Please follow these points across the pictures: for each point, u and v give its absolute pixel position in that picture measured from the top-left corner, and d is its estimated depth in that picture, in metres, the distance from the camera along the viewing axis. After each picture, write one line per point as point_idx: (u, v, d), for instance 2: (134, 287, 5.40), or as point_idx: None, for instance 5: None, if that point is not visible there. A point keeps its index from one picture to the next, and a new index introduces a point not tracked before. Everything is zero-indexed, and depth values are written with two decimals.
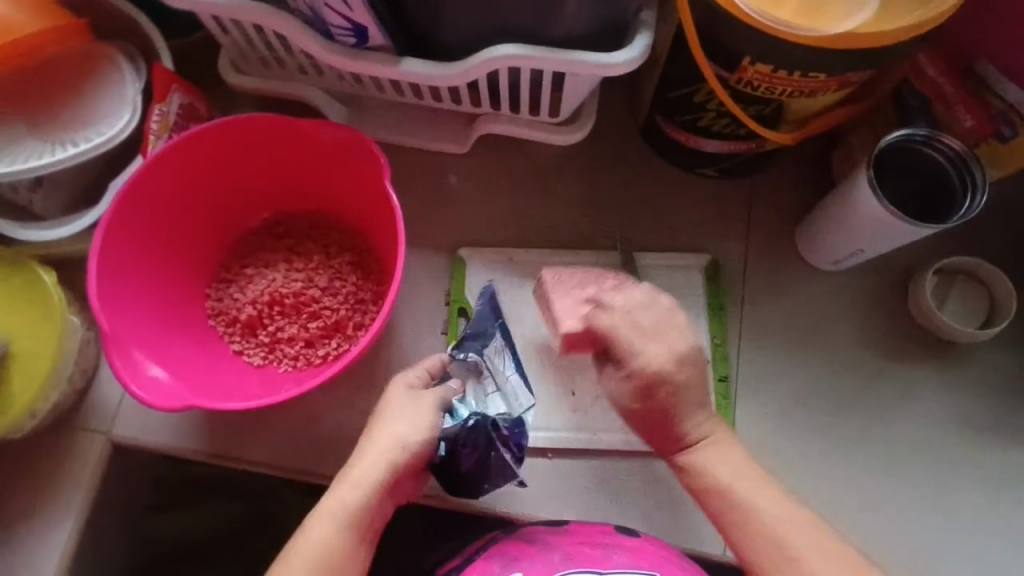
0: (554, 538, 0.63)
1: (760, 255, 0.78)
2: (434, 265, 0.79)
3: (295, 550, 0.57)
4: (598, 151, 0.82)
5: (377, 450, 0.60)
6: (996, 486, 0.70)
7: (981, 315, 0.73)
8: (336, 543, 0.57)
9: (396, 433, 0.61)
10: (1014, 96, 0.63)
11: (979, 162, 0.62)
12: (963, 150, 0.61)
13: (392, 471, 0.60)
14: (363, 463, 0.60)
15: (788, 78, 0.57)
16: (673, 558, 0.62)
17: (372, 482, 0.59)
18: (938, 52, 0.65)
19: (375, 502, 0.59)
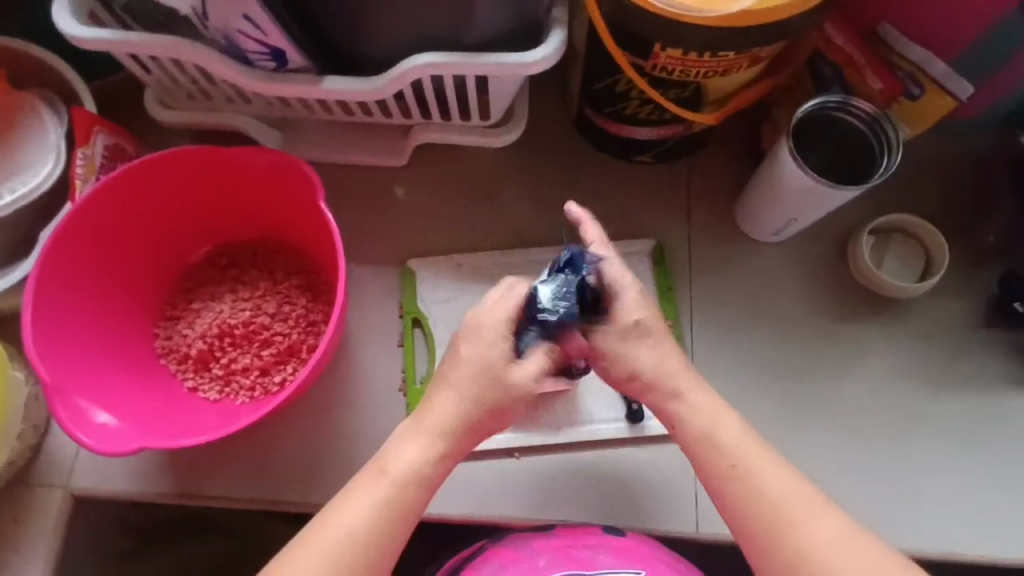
0: (541, 543, 0.65)
1: (703, 234, 0.80)
2: (384, 279, 0.79)
3: (359, 487, 0.58)
4: (536, 149, 0.83)
5: (477, 361, 0.59)
6: (951, 431, 0.72)
7: (918, 269, 0.75)
8: (397, 493, 0.58)
9: (485, 356, 0.59)
10: (918, 55, 0.65)
11: (892, 122, 0.63)
12: (876, 112, 0.63)
13: (484, 372, 0.59)
14: (431, 414, 0.60)
15: (698, 59, 0.59)
16: (655, 552, 0.65)
17: (439, 435, 0.59)
18: (842, 19, 0.67)
19: (439, 458, 0.59)
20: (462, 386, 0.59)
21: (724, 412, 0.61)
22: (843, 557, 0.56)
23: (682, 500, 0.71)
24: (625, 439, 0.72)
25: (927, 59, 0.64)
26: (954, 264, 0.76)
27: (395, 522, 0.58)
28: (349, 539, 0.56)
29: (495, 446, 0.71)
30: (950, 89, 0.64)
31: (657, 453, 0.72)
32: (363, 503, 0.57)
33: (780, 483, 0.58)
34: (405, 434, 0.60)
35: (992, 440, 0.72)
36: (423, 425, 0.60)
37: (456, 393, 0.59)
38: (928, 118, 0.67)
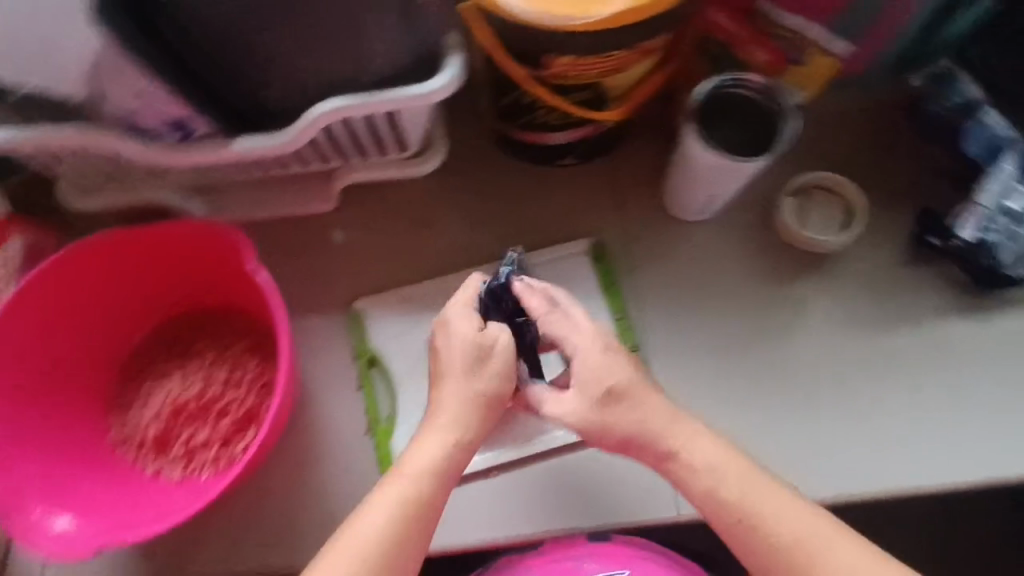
0: (530, 561, 0.73)
1: (636, 224, 0.82)
2: (333, 325, 0.78)
3: (386, 488, 0.62)
4: (463, 171, 0.83)
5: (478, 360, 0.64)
6: (898, 370, 0.76)
7: (841, 221, 0.78)
8: (415, 494, 0.61)
9: (484, 355, 0.64)
10: (795, 23, 0.66)
11: (785, 90, 0.66)
12: (768, 84, 0.65)
13: (484, 366, 0.64)
14: (445, 417, 0.64)
15: (591, 62, 0.60)
16: (634, 551, 0.73)
17: (452, 437, 0.63)
18: (720, 4, 0.67)
19: (454, 458, 0.63)
20: (471, 382, 0.63)
21: (733, 458, 0.63)
22: (840, 561, 0.60)
23: (660, 488, 0.72)
24: None
25: (803, 26, 0.65)
26: (875, 210, 0.79)
27: (423, 514, 0.61)
28: (378, 540, 0.59)
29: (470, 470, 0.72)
30: (829, 49, 0.66)
31: None
32: (388, 497, 0.61)
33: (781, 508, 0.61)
34: (422, 438, 0.64)
35: (938, 372, 0.75)
36: (437, 427, 0.64)
37: (466, 392, 0.64)
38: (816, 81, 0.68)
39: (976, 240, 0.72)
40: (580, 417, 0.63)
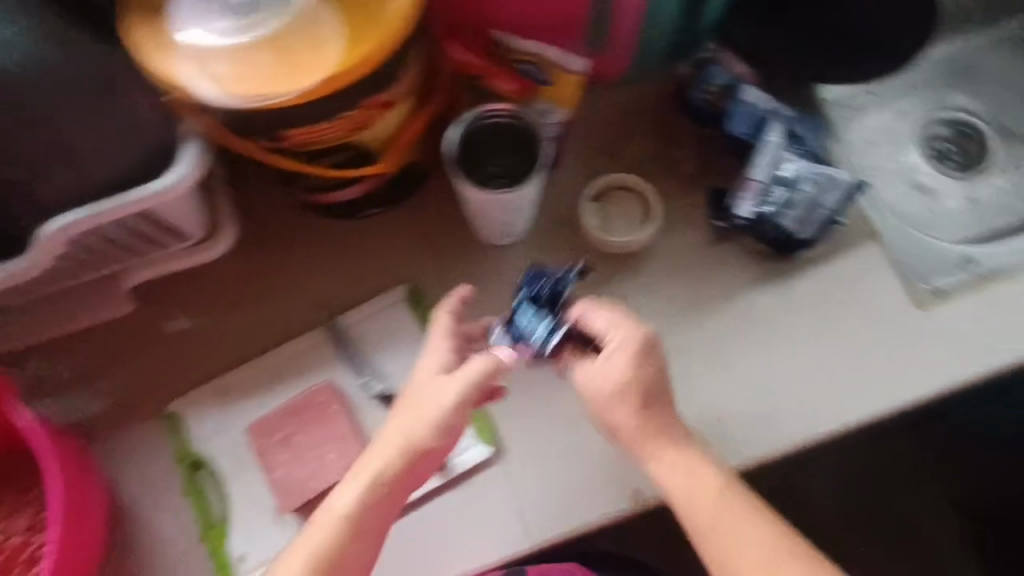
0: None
1: (449, 258, 0.79)
2: (151, 434, 0.74)
3: (315, 529, 0.62)
4: (258, 241, 0.78)
5: (428, 387, 0.66)
6: (728, 350, 0.76)
7: (641, 217, 0.79)
8: (331, 543, 0.61)
9: (434, 388, 0.66)
10: (534, 48, 0.66)
11: (533, 112, 0.66)
12: (514, 111, 0.66)
13: (433, 395, 0.65)
14: (365, 462, 0.64)
15: (319, 126, 0.58)
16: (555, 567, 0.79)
17: (375, 479, 0.64)
18: (457, 41, 0.68)
19: (375, 503, 0.63)
20: (416, 412, 0.65)
21: (699, 468, 0.65)
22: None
23: (511, 519, 0.73)
24: (440, 485, 0.74)
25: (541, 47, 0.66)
26: (675, 198, 0.80)
27: (349, 546, 0.62)
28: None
29: None
30: (571, 67, 0.67)
31: (474, 485, 0.74)
32: (315, 538, 0.62)
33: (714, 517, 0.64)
34: (343, 487, 0.64)
35: (768, 342, 0.76)
36: (361, 473, 0.64)
37: (409, 420, 0.65)
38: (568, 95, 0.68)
39: (754, 216, 0.75)
40: (602, 403, 0.67)
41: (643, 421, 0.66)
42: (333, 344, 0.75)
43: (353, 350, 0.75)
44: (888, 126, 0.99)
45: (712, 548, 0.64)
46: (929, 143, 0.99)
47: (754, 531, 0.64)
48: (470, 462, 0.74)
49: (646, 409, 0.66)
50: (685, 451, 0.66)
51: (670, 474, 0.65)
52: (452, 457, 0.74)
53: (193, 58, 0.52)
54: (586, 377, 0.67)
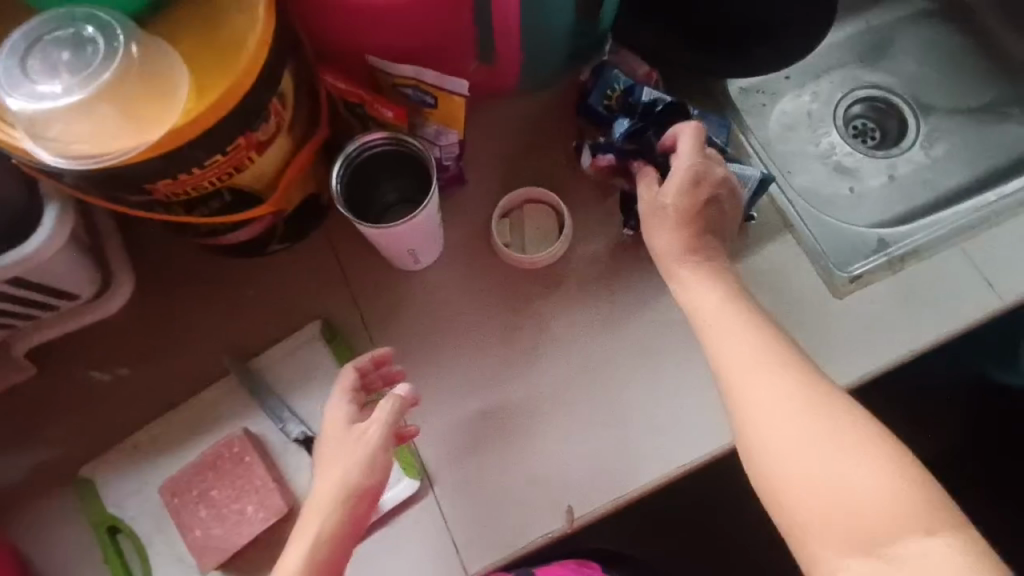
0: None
1: (365, 290, 0.78)
2: (63, 502, 0.71)
3: None
4: (167, 288, 0.77)
5: (348, 441, 0.62)
6: (652, 355, 0.74)
7: (554, 228, 0.78)
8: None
9: (354, 444, 0.61)
10: (410, 72, 0.64)
11: (415, 137, 0.65)
12: (393, 138, 0.64)
13: (351, 452, 0.61)
14: (304, 521, 0.59)
15: (187, 178, 0.56)
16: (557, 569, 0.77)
17: (317, 535, 0.58)
18: (338, 71, 0.67)
19: (330, 548, 0.59)
20: (340, 470, 0.61)
21: (722, 301, 0.62)
22: (809, 457, 0.52)
23: (446, 552, 0.70)
24: (370, 526, 0.71)
25: (420, 73, 0.64)
26: (585, 206, 0.79)
27: None
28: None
29: None
30: (451, 89, 0.65)
31: (405, 521, 0.71)
32: None
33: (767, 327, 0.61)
34: (288, 552, 0.59)
35: (692, 347, 0.74)
36: (302, 535, 0.59)
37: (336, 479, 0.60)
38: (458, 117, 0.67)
39: None
40: (648, 219, 0.68)
41: (688, 243, 0.66)
42: (247, 388, 0.74)
43: (269, 393, 0.74)
44: (806, 110, 0.98)
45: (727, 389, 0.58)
46: (849, 123, 0.99)
47: (771, 398, 0.55)
48: (397, 498, 0.71)
49: (709, 233, 0.67)
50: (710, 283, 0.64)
51: (694, 305, 0.63)
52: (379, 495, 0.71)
53: (28, 123, 0.50)
54: (648, 198, 0.68)
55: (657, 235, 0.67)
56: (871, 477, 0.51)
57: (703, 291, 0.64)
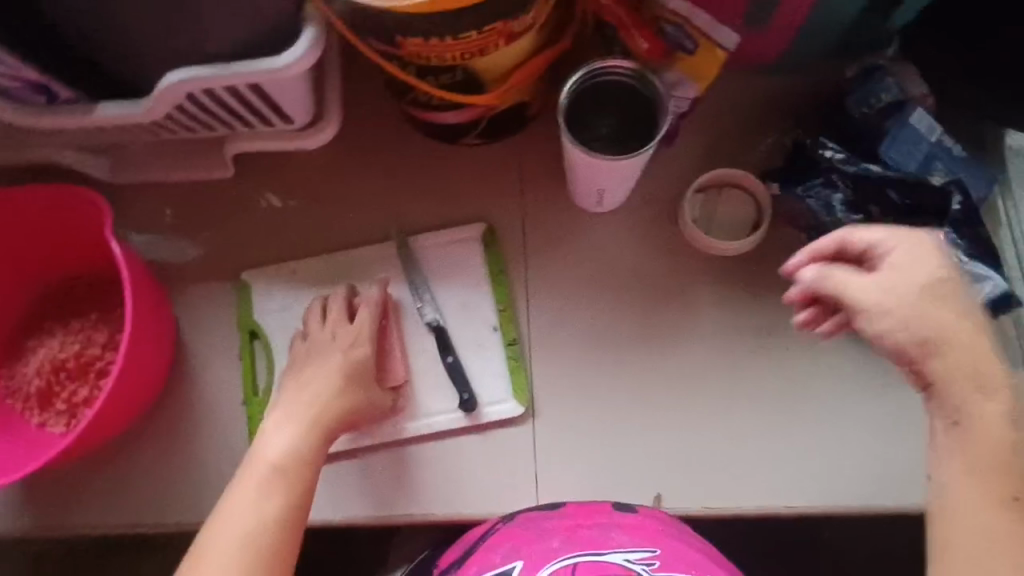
0: (552, 524, 0.63)
1: (536, 210, 0.78)
2: (219, 294, 0.78)
3: (245, 481, 0.63)
4: (361, 143, 0.81)
5: (335, 351, 0.71)
6: (785, 382, 0.72)
7: (749, 221, 0.73)
8: (280, 478, 0.63)
9: (348, 356, 0.71)
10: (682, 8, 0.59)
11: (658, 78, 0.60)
12: (636, 70, 0.60)
13: (344, 365, 0.70)
14: (306, 417, 0.67)
15: (444, 43, 0.56)
16: (671, 533, 0.61)
17: (309, 432, 0.66)
18: None
19: (314, 446, 0.66)
20: (331, 372, 0.69)
21: (966, 333, 0.52)
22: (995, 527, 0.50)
23: (525, 478, 0.72)
24: (464, 427, 0.73)
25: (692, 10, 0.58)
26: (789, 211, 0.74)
27: (290, 495, 0.63)
28: (246, 531, 0.60)
29: (336, 448, 0.73)
30: (719, 41, 0.59)
31: (498, 435, 0.73)
32: (249, 492, 0.62)
33: (994, 423, 0.51)
34: (273, 435, 0.66)
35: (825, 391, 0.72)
36: (297, 426, 0.66)
37: (330, 378, 0.69)
38: (708, 72, 0.61)
39: None
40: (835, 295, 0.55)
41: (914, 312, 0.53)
42: (399, 260, 0.77)
43: (416, 271, 0.76)
44: None
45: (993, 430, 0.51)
46: None
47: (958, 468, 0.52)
48: (499, 412, 0.73)
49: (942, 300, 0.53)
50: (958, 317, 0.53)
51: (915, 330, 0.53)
52: (484, 405, 0.73)
53: None
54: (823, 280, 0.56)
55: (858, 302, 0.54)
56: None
57: (945, 365, 0.52)
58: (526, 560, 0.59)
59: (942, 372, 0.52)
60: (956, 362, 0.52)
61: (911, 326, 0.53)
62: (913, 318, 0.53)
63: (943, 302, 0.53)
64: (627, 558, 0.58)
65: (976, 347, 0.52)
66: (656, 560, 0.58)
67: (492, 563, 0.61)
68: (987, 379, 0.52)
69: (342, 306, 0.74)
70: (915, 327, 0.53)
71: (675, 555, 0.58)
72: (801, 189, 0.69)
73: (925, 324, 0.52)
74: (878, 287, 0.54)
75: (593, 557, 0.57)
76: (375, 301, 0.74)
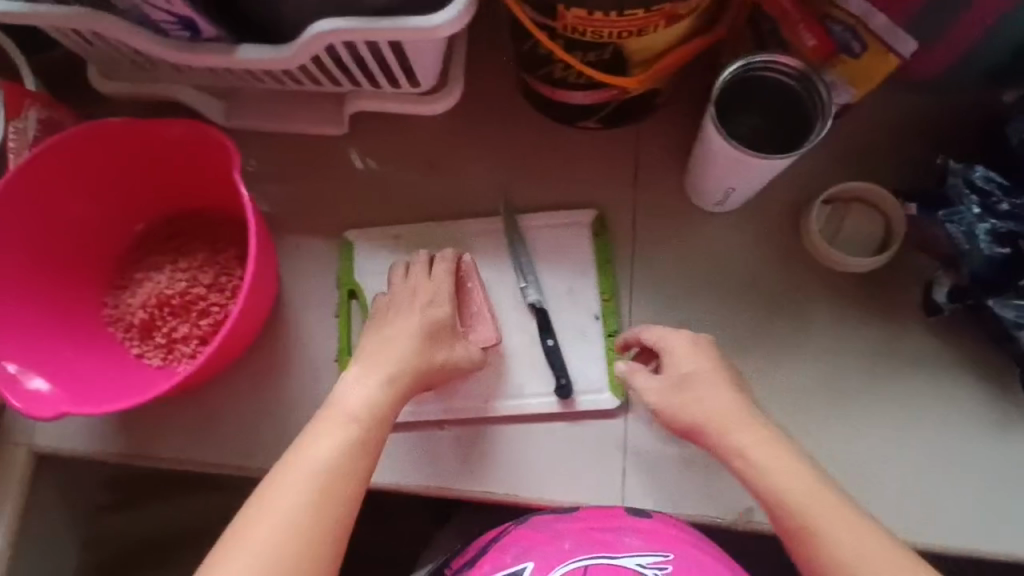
0: (565, 526, 0.63)
1: (649, 202, 0.76)
2: (323, 251, 0.79)
3: (315, 432, 0.61)
4: (476, 115, 0.80)
5: (412, 309, 0.70)
6: (892, 412, 0.70)
7: (876, 241, 0.71)
8: (356, 428, 0.62)
9: (428, 316, 0.69)
10: (860, 8, 0.56)
11: (825, 80, 0.57)
12: (803, 69, 0.57)
13: (423, 323, 0.69)
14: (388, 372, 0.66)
15: (605, 19, 0.55)
16: (685, 538, 0.62)
17: (391, 386, 0.65)
18: None
19: (389, 400, 0.65)
20: (410, 330, 0.68)
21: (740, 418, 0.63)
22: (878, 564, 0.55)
23: (612, 473, 0.71)
24: (556, 413, 0.72)
25: (869, 10, 0.55)
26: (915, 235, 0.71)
27: (360, 453, 0.61)
28: (319, 474, 0.59)
29: (425, 417, 0.73)
30: (892, 47, 0.56)
31: (589, 426, 0.72)
32: (319, 444, 0.61)
33: (772, 464, 0.61)
34: (352, 384, 0.65)
35: (933, 426, 0.69)
36: (378, 378, 0.65)
37: (408, 338, 0.68)
38: (872, 79, 0.58)
39: (948, 303, 0.68)
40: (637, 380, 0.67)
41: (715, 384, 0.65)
42: (507, 237, 0.76)
43: (522, 250, 0.75)
44: None
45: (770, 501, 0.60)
46: None
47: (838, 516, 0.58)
48: (593, 403, 0.72)
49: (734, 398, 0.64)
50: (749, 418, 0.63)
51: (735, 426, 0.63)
52: (579, 393, 0.72)
53: None
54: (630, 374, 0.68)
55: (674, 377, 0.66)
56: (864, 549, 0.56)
57: (722, 438, 0.63)
58: (538, 561, 0.61)
59: (747, 443, 0.62)
60: (737, 432, 0.63)
61: (687, 407, 0.65)
62: (674, 406, 0.65)
63: (712, 387, 0.65)
64: (640, 562, 0.60)
65: (729, 418, 0.63)
66: (670, 565, 0.60)
67: (504, 563, 0.62)
68: (762, 438, 0.62)
69: (422, 262, 0.73)
70: (685, 411, 0.65)
71: (685, 563, 0.60)
72: (944, 213, 0.65)
73: (709, 405, 0.64)
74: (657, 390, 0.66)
75: (607, 560, 0.60)
76: (449, 263, 0.73)
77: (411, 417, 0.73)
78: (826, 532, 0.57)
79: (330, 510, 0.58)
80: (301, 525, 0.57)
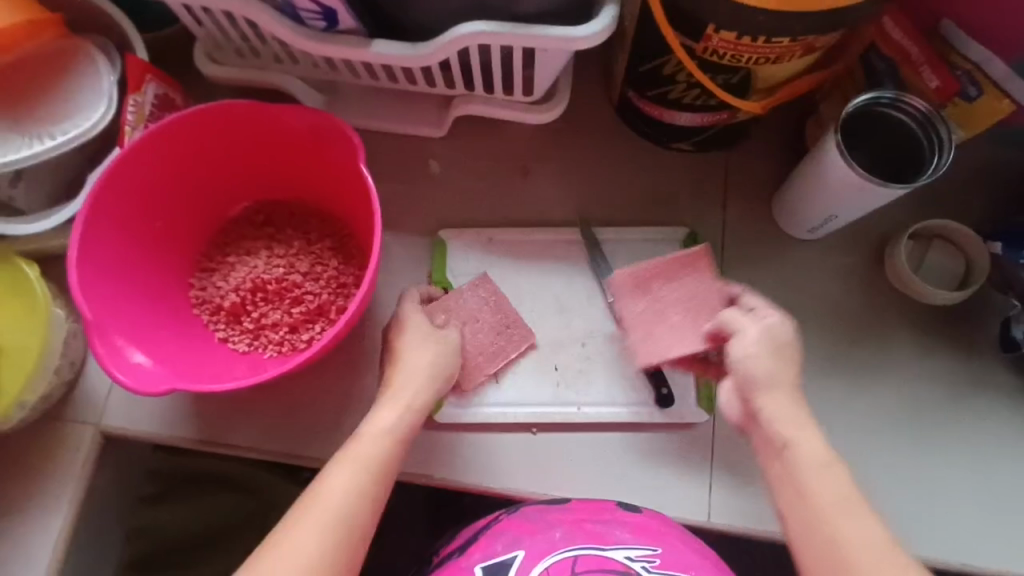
0: (556, 517, 0.64)
1: (739, 224, 0.79)
2: (415, 249, 0.79)
3: (341, 464, 0.59)
4: (573, 129, 0.82)
5: (410, 338, 0.69)
6: (971, 443, 0.72)
7: (956, 278, 0.75)
8: (377, 457, 0.61)
9: (417, 343, 0.68)
10: (979, 54, 0.65)
11: (944, 120, 0.64)
12: (927, 110, 0.64)
13: (416, 344, 0.69)
14: (403, 386, 0.66)
15: (751, 44, 0.58)
16: (674, 534, 0.62)
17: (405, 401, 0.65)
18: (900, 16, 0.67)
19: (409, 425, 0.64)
20: (415, 359, 0.67)
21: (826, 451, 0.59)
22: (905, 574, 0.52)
23: (698, 488, 0.72)
24: (651, 423, 0.74)
25: (989, 59, 0.65)
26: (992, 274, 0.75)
27: (382, 483, 0.60)
28: (341, 507, 0.57)
29: (517, 422, 0.74)
30: (1007, 91, 0.65)
31: (676, 438, 0.74)
32: (346, 475, 0.59)
33: (809, 446, 0.59)
34: (378, 409, 0.64)
35: (1009, 460, 0.72)
36: (390, 395, 0.65)
37: (414, 366, 0.67)
38: (985, 122, 0.67)
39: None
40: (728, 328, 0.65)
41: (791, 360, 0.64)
42: (588, 250, 0.78)
43: (603, 260, 0.77)
44: None
45: (827, 521, 0.55)
46: None
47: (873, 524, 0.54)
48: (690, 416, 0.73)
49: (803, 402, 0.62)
50: (806, 421, 0.60)
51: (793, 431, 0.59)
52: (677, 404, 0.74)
53: None
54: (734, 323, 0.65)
55: (768, 338, 0.63)
56: (872, 525, 0.54)
57: (772, 407, 0.61)
58: (528, 551, 0.61)
59: (772, 413, 0.61)
60: (785, 406, 0.61)
61: (764, 364, 0.62)
62: (757, 361, 0.62)
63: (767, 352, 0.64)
64: (628, 555, 0.60)
65: (788, 387, 0.62)
66: (658, 558, 0.60)
67: (494, 552, 0.61)
68: (778, 419, 0.60)
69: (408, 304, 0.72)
70: (766, 367, 0.62)
71: (675, 557, 0.60)
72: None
73: (775, 369, 0.62)
74: (761, 337, 0.63)
75: (595, 551, 0.60)
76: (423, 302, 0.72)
77: (505, 420, 0.73)
78: (841, 506, 0.55)
79: (345, 541, 0.55)
80: (314, 552, 0.54)
